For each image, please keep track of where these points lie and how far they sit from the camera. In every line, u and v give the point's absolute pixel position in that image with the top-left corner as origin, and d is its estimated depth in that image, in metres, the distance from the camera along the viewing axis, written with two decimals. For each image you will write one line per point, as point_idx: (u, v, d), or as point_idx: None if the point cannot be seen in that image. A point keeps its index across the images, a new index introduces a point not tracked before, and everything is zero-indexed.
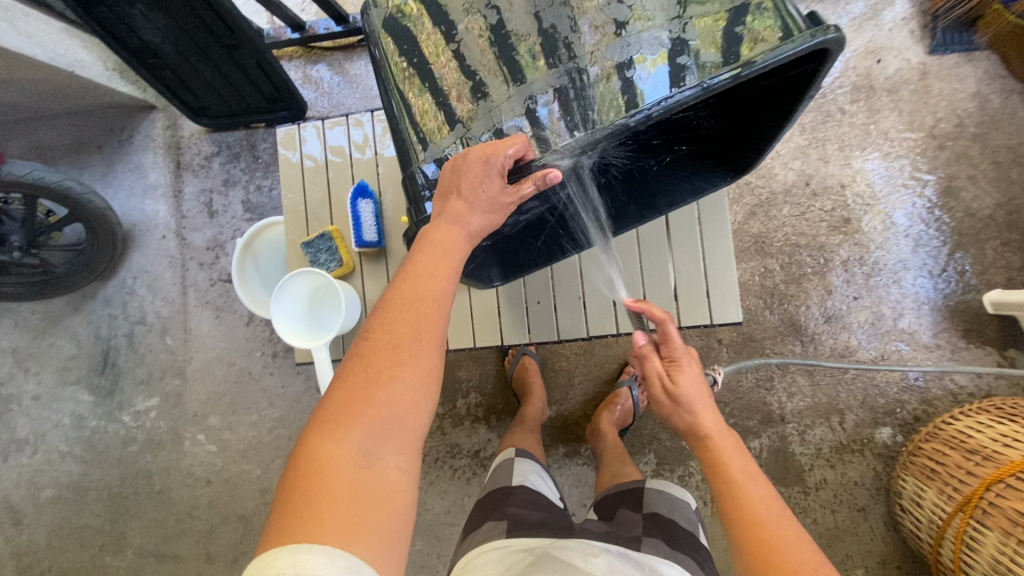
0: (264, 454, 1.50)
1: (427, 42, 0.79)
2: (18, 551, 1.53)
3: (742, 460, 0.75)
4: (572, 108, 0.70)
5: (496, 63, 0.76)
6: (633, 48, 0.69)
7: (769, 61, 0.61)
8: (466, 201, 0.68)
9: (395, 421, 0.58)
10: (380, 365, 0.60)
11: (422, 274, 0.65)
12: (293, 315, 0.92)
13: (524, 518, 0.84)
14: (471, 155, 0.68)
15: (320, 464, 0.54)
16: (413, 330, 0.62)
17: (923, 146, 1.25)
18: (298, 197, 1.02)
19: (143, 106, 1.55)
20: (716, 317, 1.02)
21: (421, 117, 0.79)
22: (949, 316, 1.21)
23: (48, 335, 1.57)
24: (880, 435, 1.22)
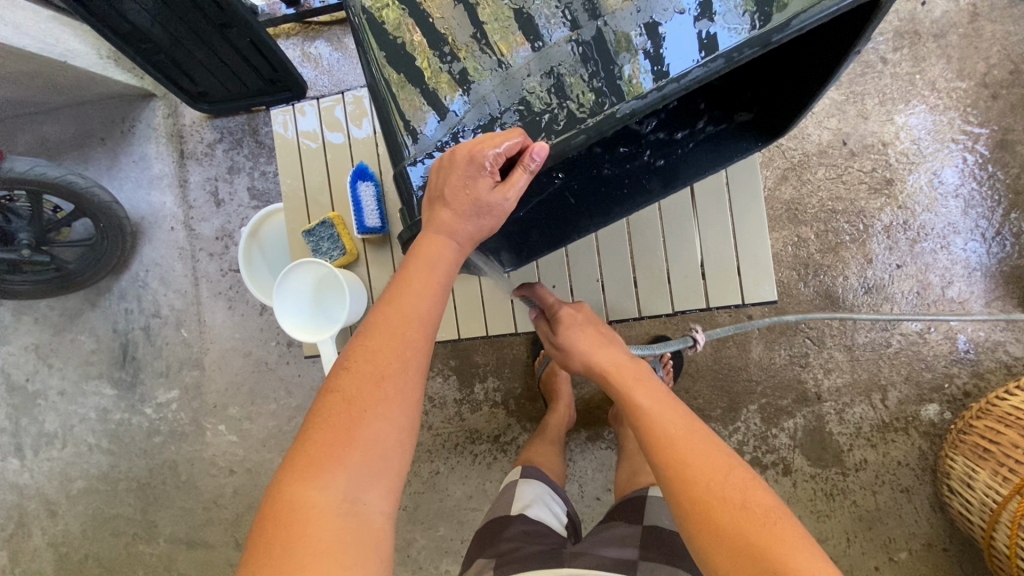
0: (285, 443, 1.49)
1: (417, 15, 0.71)
2: (56, 541, 1.57)
3: (643, 385, 0.73)
4: (579, 87, 0.63)
5: (495, 34, 0.67)
6: (646, 14, 0.61)
7: (805, 23, 0.54)
8: (452, 206, 0.64)
9: (379, 463, 0.57)
10: (362, 400, 0.58)
11: (406, 297, 0.63)
12: (297, 309, 0.88)
13: (516, 551, 0.82)
14: (456, 155, 0.61)
15: (304, 513, 0.54)
16: (396, 360, 0.60)
17: (975, 96, 1.13)
18: (296, 181, 0.96)
19: (141, 94, 1.51)
20: (748, 296, 0.95)
21: (408, 102, 0.70)
22: (1004, 283, 1.11)
23: (69, 331, 1.57)
24: (926, 412, 1.14)
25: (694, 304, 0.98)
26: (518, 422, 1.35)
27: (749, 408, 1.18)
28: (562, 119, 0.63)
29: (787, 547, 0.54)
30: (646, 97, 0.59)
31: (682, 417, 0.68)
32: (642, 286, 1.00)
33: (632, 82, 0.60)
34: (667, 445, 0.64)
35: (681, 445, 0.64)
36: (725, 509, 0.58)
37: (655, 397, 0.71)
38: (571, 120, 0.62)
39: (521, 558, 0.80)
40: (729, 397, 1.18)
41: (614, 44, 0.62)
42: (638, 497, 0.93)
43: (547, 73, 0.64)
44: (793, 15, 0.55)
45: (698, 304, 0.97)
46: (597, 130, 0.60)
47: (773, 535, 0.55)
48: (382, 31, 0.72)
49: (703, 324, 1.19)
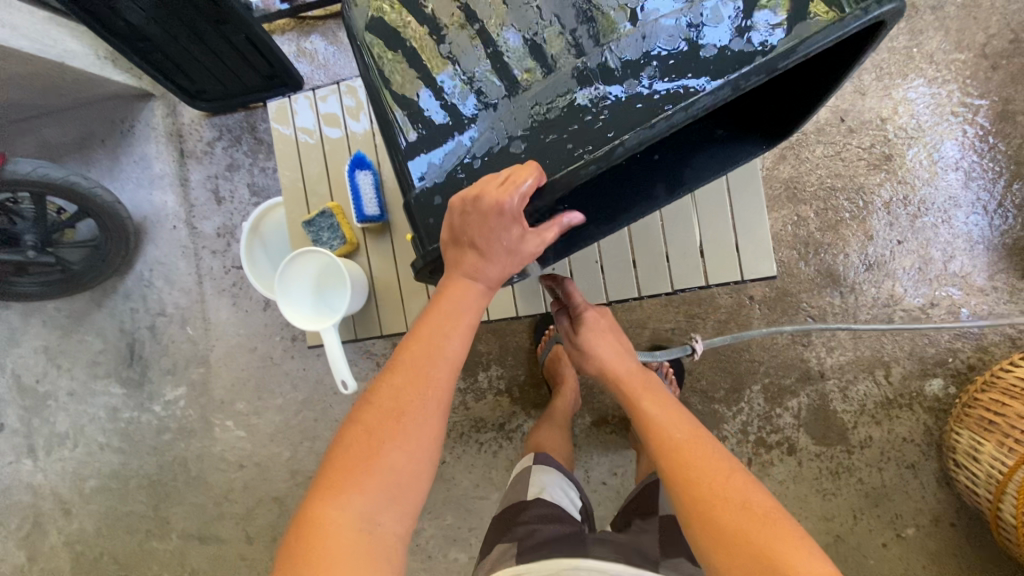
0: (292, 437, 1.51)
1: (421, 38, 0.70)
2: (71, 539, 1.59)
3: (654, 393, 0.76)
4: (584, 115, 0.62)
5: (501, 60, 0.67)
6: (648, 42, 0.61)
7: (811, 49, 0.54)
8: (482, 250, 0.64)
9: (396, 490, 0.59)
10: (384, 431, 0.60)
11: (431, 337, 0.64)
12: (299, 297, 0.89)
13: (535, 537, 0.81)
14: (482, 204, 0.59)
15: (323, 528, 0.56)
16: (418, 399, 0.61)
17: (974, 68, 1.12)
18: (295, 174, 0.97)
19: (140, 94, 1.52)
20: (748, 271, 0.95)
21: (418, 129, 0.69)
22: (1007, 255, 1.11)
23: (76, 333, 1.59)
24: (931, 388, 1.13)
25: (694, 282, 0.98)
26: (522, 410, 1.35)
27: (753, 389, 1.18)
28: (569, 149, 0.61)
29: (783, 544, 0.55)
30: (655, 126, 0.58)
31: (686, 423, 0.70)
32: (642, 267, 1.00)
33: (639, 110, 0.59)
34: (672, 448, 0.67)
35: (683, 451, 0.66)
36: (726, 509, 0.59)
37: (663, 405, 0.73)
38: (577, 149, 0.61)
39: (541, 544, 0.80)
40: (732, 378, 1.19)
41: (619, 72, 0.61)
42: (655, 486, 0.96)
43: (553, 103, 0.63)
44: (799, 40, 0.55)
45: (697, 282, 0.97)
46: (606, 160, 0.59)
47: (771, 532, 0.56)
48: (387, 52, 0.71)
49: (703, 306, 1.20)
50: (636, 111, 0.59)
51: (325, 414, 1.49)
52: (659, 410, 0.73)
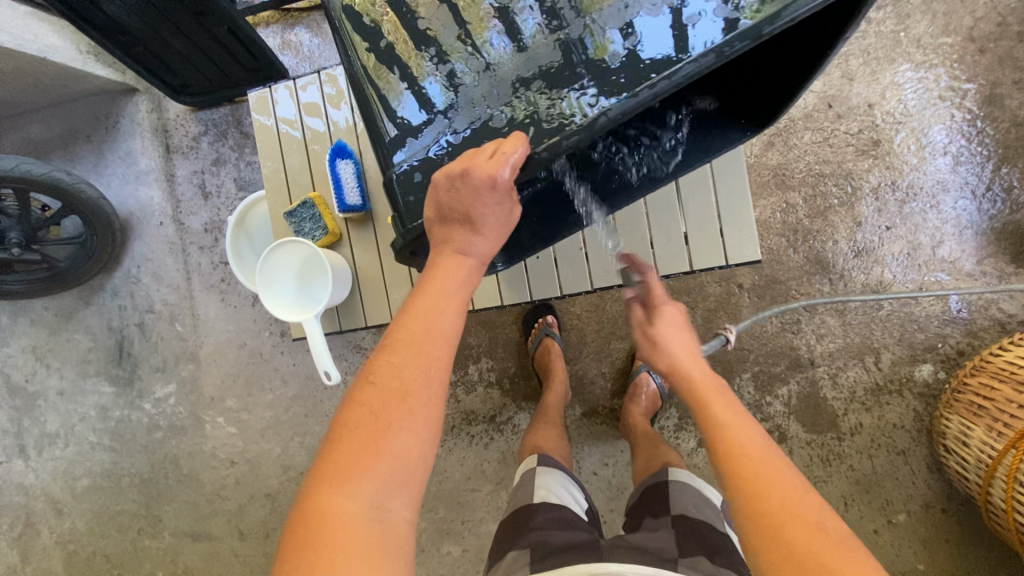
0: (283, 433, 1.50)
1: (400, 16, 0.70)
2: (63, 539, 1.58)
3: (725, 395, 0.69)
4: (567, 85, 0.61)
5: (481, 35, 0.66)
6: (633, 10, 0.60)
7: (797, 14, 0.53)
8: (473, 224, 0.64)
9: (405, 473, 0.56)
10: (390, 412, 0.57)
11: (427, 314, 0.63)
12: (282, 289, 0.88)
13: (549, 543, 0.79)
14: (471, 180, 0.59)
15: (330, 518, 0.52)
16: (422, 377, 0.60)
17: (962, 51, 1.11)
18: (277, 165, 0.96)
19: (124, 89, 1.50)
20: (732, 257, 0.95)
21: (397, 105, 0.67)
22: (995, 239, 1.10)
23: (65, 331, 1.58)
24: (920, 373, 1.13)
25: (679, 267, 0.97)
26: (513, 401, 1.35)
27: (742, 376, 1.18)
28: (551, 119, 0.60)
29: None
30: (639, 94, 0.57)
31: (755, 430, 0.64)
32: (626, 253, 1.00)
33: (623, 79, 0.58)
34: (742, 454, 0.60)
35: (751, 460, 0.60)
36: (806, 535, 0.53)
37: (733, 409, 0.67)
38: (560, 120, 0.60)
39: (560, 550, 0.78)
40: (722, 366, 1.18)
41: (602, 41, 0.60)
42: (661, 484, 0.93)
43: (533, 76, 0.63)
44: (783, 6, 0.53)
45: (682, 267, 0.97)
46: (589, 130, 0.58)
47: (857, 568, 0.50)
48: (366, 31, 0.71)
49: (692, 295, 1.19)
50: (619, 80, 0.58)
51: (316, 408, 1.48)
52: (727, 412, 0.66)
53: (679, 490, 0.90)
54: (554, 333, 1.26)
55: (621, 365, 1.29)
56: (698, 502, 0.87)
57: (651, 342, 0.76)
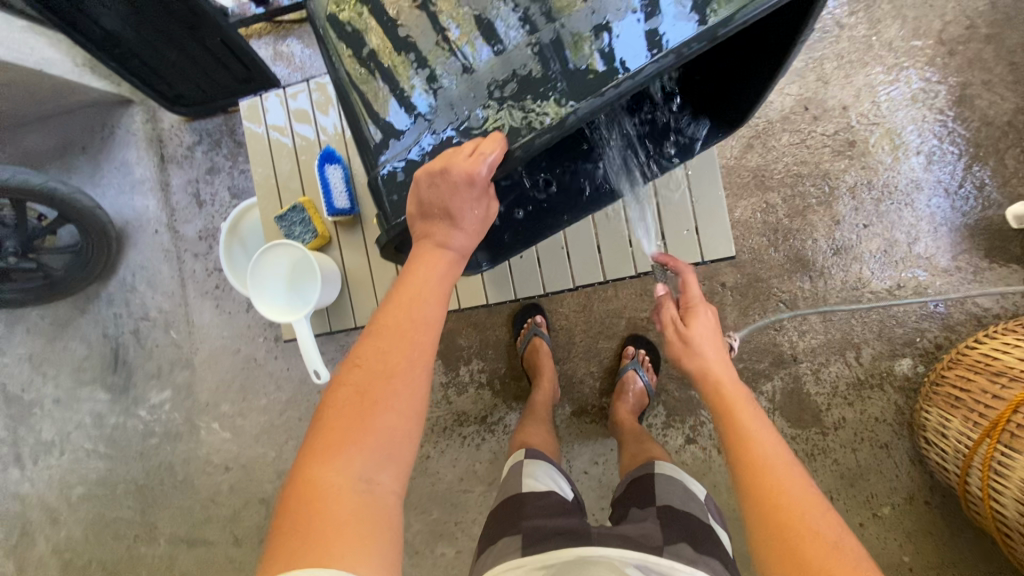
0: (277, 437, 1.51)
1: (379, 22, 0.72)
2: (59, 548, 1.59)
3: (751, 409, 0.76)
4: (538, 87, 0.64)
5: (457, 40, 0.68)
6: (600, 14, 0.62)
7: (749, 17, 0.55)
8: (453, 218, 0.67)
9: (391, 448, 0.58)
10: (376, 393, 0.60)
11: (408, 301, 0.65)
12: (274, 292, 0.89)
13: (539, 529, 0.80)
14: (450, 176, 0.62)
15: (318, 491, 0.54)
16: (406, 359, 0.62)
17: (932, 53, 1.14)
18: (268, 171, 0.99)
19: (119, 101, 1.53)
20: (706, 254, 1.00)
21: (381, 111, 0.72)
22: (969, 236, 1.13)
23: (61, 339, 1.60)
24: (900, 367, 1.16)
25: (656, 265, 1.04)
26: (504, 402, 1.37)
27: None
28: (524, 120, 0.64)
29: None
30: (604, 94, 0.60)
31: (779, 447, 0.71)
32: (604, 250, 1.06)
33: (590, 81, 0.61)
34: (761, 466, 0.68)
35: (774, 473, 0.67)
36: (814, 545, 0.60)
37: (759, 422, 0.74)
38: (533, 121, 0.63)
39: (547, 537, 0.78)
40: None
41: (570, 44, 0.63)
42: (646, 476, 0.95)
43: (508, 79, 0.66)
44: (737, 8, 0.56)
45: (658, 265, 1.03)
46: (559, 129, 0.62)
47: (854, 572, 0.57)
48: (350, 40, 0.74)
49: None
50: (587, 82, 0.61)
51: (309, 412, 1.50)
52: (757, 428, 0.73)
53: (665, 482, 0.91)
54: (542, 333, 1.28)
55: (609, 364, 1.31)
56: (682, 495, 0.89)
57: (685, 344, 0.84)
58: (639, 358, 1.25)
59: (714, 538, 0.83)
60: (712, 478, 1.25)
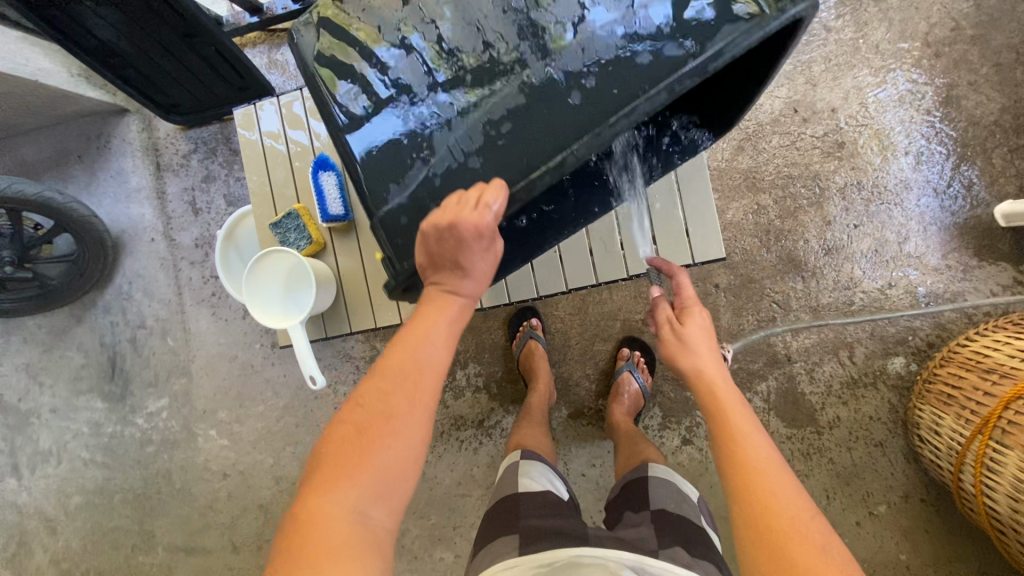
0: (275, 443, 1.51)
1: (368, 62, 0.71)
2: (57, 558, 1.58)
3: (742, 410, 0.76)
4: (534, 127, 0.66)
5: (450, 79, 0.70)
6: (589, 54, 0.65)
7: (735, 50, 0.60)
8: (464, 270, 0.66)
9: (387, 486, 0.59)
10: (375, 430, 0.60)
11: (414, 342, 0.65)
12: (273, 300, 0.90)
13: (534, 531, 0.80)
14: (460, 233, 0.62)
15: (313, 522, 0.56)
16: (408, 400, 0.62)
17: (918, 55, 1.16)
18: (263, 178, 0.99)
19: (115, 110, 1.54)
20: (697, 256, 1.01)
21: (377, 151, 0.71)
22: (959, 234, 1.14)
23: (57, 348, 1.60)
24: (893, 365, 1.16)
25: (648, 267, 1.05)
26: (501, 405, 1.37)
27: None
28: (524, 162, 0.65)
29: None
30: (602, 136, 0.62)
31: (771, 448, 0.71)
32: (597, 253, 1.08)
33: (586, 121, 0.64)
34: (751, 467, 0.69)
35: (765, 476, 0.68)
36: (804, 551, 0.61)
37: (751, 423, 0.74)
38: (532, 162, 0.65)
39: (543, 538, 0.78)
40: None
41: (563, 84, 0.65)
42: (640, 478, 0.95)
43: (502, 120, 0.67)
44: (722, 43, 0.60)
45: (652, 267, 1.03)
46: (558, 170, 0.64)
47: None
48: (337, 74, 0.72)
49: None
50: (583, 121, 0.64)
51: (306, 418, 1.50)
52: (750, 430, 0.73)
53: (658, 485, 0.92)
54: (538, 336, 1.29)
55: (604, 366, 1.32)
56: (677, 497, 0.90)
57: (682, 343, 0.83)
58: (635, 360, 1.25)
59: (708, 541, 0.83)
60: (708, 479, 1.26)
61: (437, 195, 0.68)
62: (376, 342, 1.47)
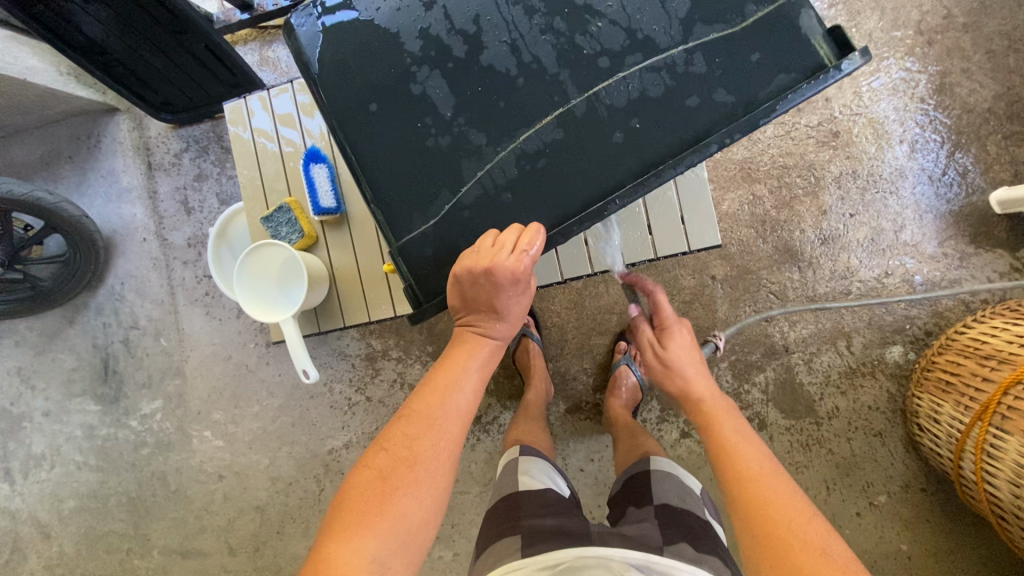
0: (270, 444, 1.50)
1: (391, 81, 0.73)
2: (51, 564, 1.56)
3: (732, 421, 0.81)
4: (578, 165, 0.71)
5: (479, 103, 0.72)
6: (635, 90, 0.69)
7: (786, 107, 0.65)
8: (500, 314, 0.79)
9: (405, 533, 0.66)
10: (397, 477, 0.69)
11: (436, 395, 0.76)
12: (276, 297, 0.88)
13: (537, 530, 0.79)
14: (495, 276, 0.67)
15: (333, 565, 0.61)
16: (429, 449, 0.72)
17: (911, 44, 1.16)
18: (254, 173, 0.98)
19: (105, 109, 1.52)
20: (692, 243, 1.00)
21: (404, 176, 0.73)
22: (955, 222, 1.14)
23: (49, 351, 1.58)
24: (891, 354, 1.16)
25: (644, 256, 1.03)
26: (498, 401, 1.36)
27: (720, 366, 1.20)
28: (563, 203, 0.71)
29: None
30: (648, 183, 0.68)
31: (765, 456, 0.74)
32: (592, 242, 1.07)
33: (630, 164, 0.69)
34: (745, 475, 0.71)
35: (761, 484, 0.69)
36: (807, 556, 0.60)
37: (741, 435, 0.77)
38: (574, 205, 0.71)
39: (545, 538, 0.77)
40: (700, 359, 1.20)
41: (607, 121, 0.70)
42: (644, 474, 0.94)
43: (540, 152, 0.71)
44: (776, 99, 0.65)
45: (648, 255, 1.02)
46: (599, 213, 0.69)
47: None
48: (358, 93, 0.73)
49: (669, 289, 1.22)
50: (628, 163, 0.69)
51: (302, 417, 1.49)
52: (738, 439, 0.76)
53: (661, 480, 0.91)
54: (532, 335, 1.27)
55: (601, 360, 1.31)
56: (681, 492, 0.88)
57: (665, 365, 0.90)
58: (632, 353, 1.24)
59: (713, 535, 0.82)
60: (707, 472, 1.25)
61: (467, 229, 0.73)
62: (372, 340, 1.46)
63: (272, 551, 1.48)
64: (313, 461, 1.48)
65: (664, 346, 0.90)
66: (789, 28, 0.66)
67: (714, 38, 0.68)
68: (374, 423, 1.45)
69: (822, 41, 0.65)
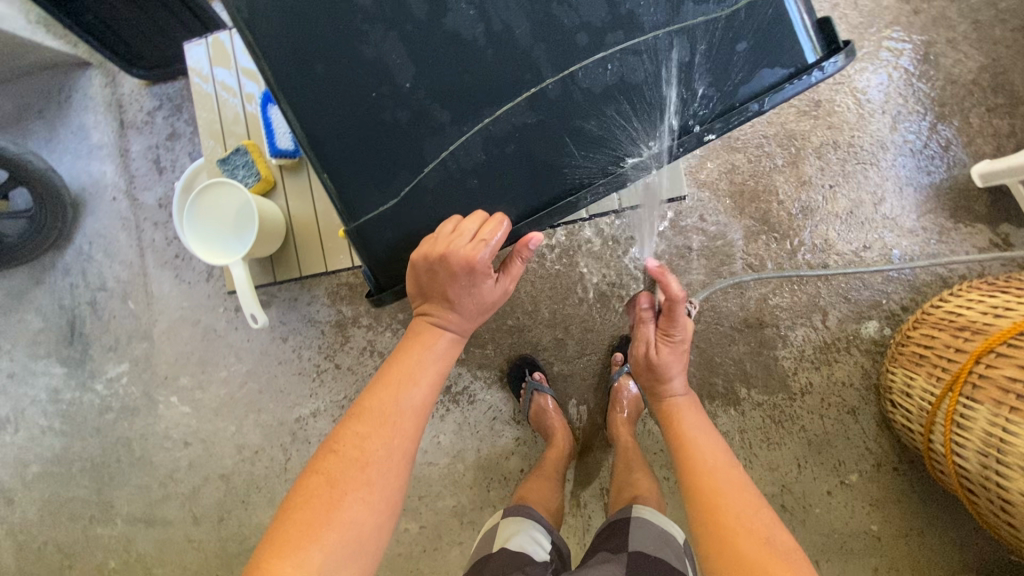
0: (236, 411, 1.47)
1: (342, 41, 0.66)
2: (14, 529, 1.54)
3: (696, 416, 0.89)
4: (550, 153, 0.67)
5: (442, 74, 0.66)
6: (615, 73, 0.64)
7: (767, 107, 0.63)
8: (459, 307, 0.74)
9: (356, 544, 0.63)
10: (346, 482, 0.65)
11: (391, 389, 0.72)
12: (229, 240, 0.85)
13: None
14: (450, 264, 0.65)
15: None
16: (382, 448, 0.68)
17: (897, 12, 1.13)
18: (212, 115, 0.96)
19: (77, 63, 1.49)
20: (656, 196, 0.99)
21: (359, 143, 0.68)
22: (935, 197, 1.12)
23: (16, 312, 1.55)
24: (867, 330, 1.14)
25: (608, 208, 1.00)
26: (468, 370, 1.32)
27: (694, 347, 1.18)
28: (532, 195, 0.68)
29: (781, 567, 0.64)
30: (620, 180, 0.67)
31: (719, 449, 0.82)
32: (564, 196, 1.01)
33: (603, 157, 0.67)
34: (703, 466, 0.79)
35: (717, 475, 0.78)
36: (749, 538, 0.68)
37: (700, 429, 0.86)
38: (542, 198, 0.68)
39: None
40: None
41: (582, 107, 0.65)
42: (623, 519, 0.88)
43: (510, 137, 0.67)
44: (756, 98, 0.63)
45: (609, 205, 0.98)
46: (570, 208, 0.68)
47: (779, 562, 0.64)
48: (304, 53, 0.66)
49: None
50: (603, 155, 0.66)
51: (270, 384, 1.46)
52: (697, 433, 0.86)
53: (642, 528, 0.84)
54: (543, 389, 1.21)
55: (574, 331, 1.28)
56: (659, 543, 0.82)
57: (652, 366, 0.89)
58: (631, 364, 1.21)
59: None
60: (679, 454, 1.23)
61: (429, 215, 0.70)
62: (343, 306, 1.43)
63: (236, 521, 1.45)
64: (279, 429, 1.45)
65: (658, 353, 0.88)
66: (777, 15, 0.62)
67: (701, 23, 0.63)
68: (343, 391, 1.42)
69: (811, 35, 0.63)
